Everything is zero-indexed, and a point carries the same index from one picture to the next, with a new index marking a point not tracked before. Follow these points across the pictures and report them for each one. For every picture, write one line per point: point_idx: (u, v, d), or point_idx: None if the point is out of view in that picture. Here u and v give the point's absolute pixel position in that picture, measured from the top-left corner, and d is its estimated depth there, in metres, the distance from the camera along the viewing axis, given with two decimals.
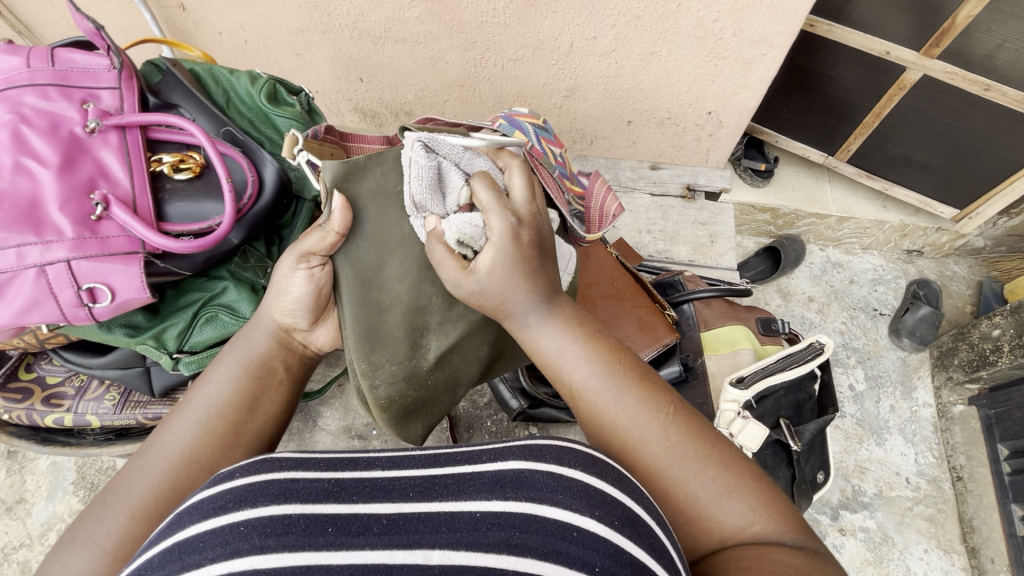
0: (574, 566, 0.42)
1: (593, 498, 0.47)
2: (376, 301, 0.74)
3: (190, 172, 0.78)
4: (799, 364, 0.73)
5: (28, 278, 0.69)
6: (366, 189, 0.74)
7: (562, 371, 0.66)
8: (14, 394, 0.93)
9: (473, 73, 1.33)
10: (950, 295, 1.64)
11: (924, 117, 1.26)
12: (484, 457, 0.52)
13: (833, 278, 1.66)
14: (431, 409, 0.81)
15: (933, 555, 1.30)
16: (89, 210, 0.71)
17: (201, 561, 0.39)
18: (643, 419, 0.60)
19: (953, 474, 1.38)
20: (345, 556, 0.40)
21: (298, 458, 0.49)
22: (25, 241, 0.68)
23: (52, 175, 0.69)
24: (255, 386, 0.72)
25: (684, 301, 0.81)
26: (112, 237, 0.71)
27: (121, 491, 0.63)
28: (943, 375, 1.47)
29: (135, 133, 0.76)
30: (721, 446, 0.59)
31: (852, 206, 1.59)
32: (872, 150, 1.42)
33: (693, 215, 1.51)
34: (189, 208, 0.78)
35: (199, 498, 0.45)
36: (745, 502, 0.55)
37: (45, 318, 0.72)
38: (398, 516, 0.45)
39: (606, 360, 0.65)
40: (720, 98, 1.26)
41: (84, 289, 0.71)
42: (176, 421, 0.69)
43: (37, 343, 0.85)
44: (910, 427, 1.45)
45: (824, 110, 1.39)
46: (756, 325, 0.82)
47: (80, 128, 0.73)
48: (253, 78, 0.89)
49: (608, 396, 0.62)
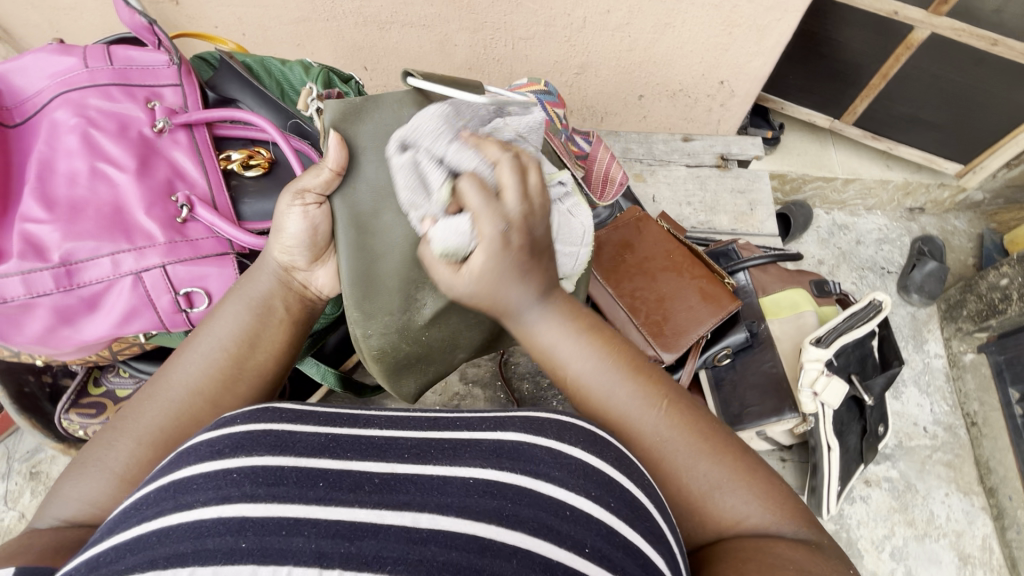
0: (567, 545, 0.42)
1: (592, 478, 0.47)
2: (374, 248, 0.65)
3: (260, 168, 0.72)
4: (862, 322, 0.76)
5: (124, 287, 0.66)
6: (367, 131, 0.65)
7: (559, 363, 0.60)
8: (88, 410, 0.88)
9: (482, 55, 1.31)
10: (952, 249, 1.69)
11: (930, 75, 1.27)
12: (483, 425, 0.51)
13: (841, 241, 1.69)
14: (425, 366, 0.75)
15: (954, 498, 1.35)
16: (173, 213, 0.67)
17: (194, 502, 0.40)
18: (644, 415, 0.57)
19: (968, 421, 1.44)
20: (332, 511, 0.41)
21: (299, 411, 0.50)
22: (118, 249, 0.64)
23: (131, 179, 0.66)
24: (257, 324, 0.64)
25: (738, 270, 0.83)
26: (200, 239, 0.68)
27: (130, 419, 0.60)
28: (952, 326, 1.54)
29: (203, 129, 0.71)
30: (728, 446, 0.57)
31: (857, 167, 1.63)
32: (877, 111, 1.44)
33: (730, 182, 1.37)
34: (264, 204, 0.72)
35: (198, 441, 0.46)
36: (744, 496, 0.54)
37: (144, 326, 0.69)
38: (391, 476, 0.45)
39: (607, 350, 0.59)
40: (732, 67, 1.25)
41: (182, 294, 0.68)
42: (179, 361, 0.62)
43: (107, 358, 0.77)
44: (924, 378, 1.51)
45: (831, 73, 1.40)
46: (812, 287, 0.86)
47: (148, 128, 0.69)
48: (306, 67, 0.83)
49: (607, 387, 0.58)
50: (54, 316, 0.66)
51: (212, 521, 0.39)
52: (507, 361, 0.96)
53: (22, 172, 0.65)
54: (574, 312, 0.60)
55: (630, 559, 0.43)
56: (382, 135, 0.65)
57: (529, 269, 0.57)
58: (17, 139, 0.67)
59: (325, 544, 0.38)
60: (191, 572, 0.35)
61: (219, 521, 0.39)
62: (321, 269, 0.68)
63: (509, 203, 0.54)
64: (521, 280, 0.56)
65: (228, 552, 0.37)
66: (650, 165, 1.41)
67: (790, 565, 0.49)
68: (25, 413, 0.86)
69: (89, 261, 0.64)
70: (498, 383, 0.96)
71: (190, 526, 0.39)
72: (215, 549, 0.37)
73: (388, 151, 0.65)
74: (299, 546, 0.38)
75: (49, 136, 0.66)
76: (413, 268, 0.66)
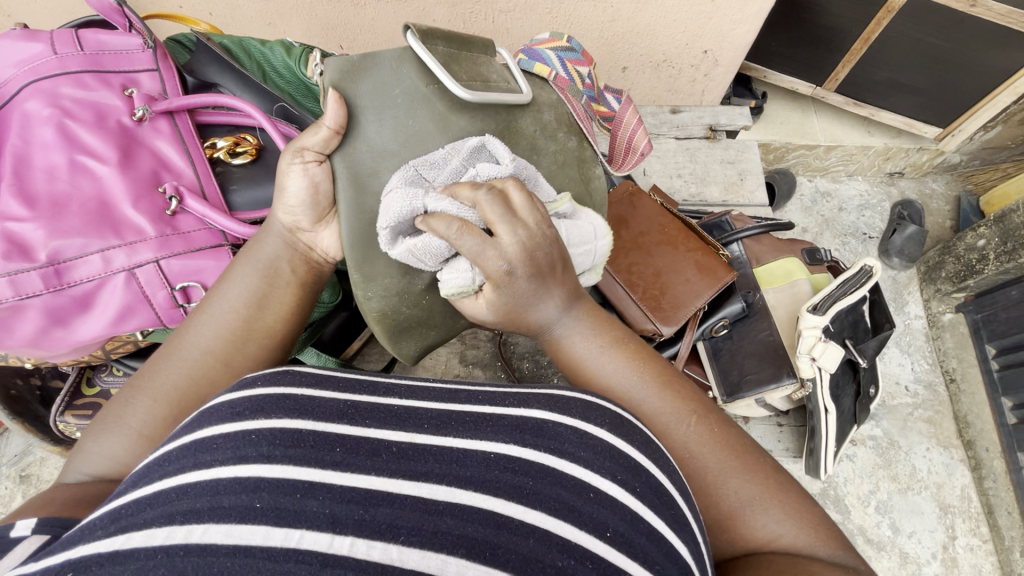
0: (589, 528, 0.41)
1: (617, 461, 0.47)
2: (372, 208, 0.63)
3: (248, 155, 0.71)
4: (855, 288, 0.78)
5: (117, 284, 0.63)
6: (366, 90, 0.62)
7: (592, 370, 0.64)
8: (84, 412, 0.87)
9: (463, 30, 1.26)
10: (931, 213, 1.73)
11: (911, 39, 1.28)
12: (507, 401, 0.51)
13: (823, 208, 1.71)
14: (426, 329, 0.74)
15: (935, 452, 1.41)
16: (162, 205, 0.65)
17: (212, 462, 0.39)
18: (675, 421, 0.59)
19: (947, 377, 1.49)
20: (350, 479, 0.40)
21: (320, 375, 0.49)
22: (107, 244, 0.62)
23: (115, 171, 0.63)
24: (266, 286, 0.65)
25: (732, 241, 0.83)
26: (193, 231, 0.67)
27: (148, 379, 0.60)
28: (931, 288, 1.57)
29: (185, 118, 0.69)
30: (763, 464, 0.59)
31: (839, 134, 1.64)
32: (859, 76, 1.45)
33: (719, 154, 1.35)
34: (255, 192, 0.72)
35: (218, 401, 0.45)
36: (775, 515, 0.55)
37: (141, 323, 0.67)
38: (410, 445, 0.44)
39: (638, 360, 0.63)
40: (716, 36, 1.23)
41: (179, 289, 0.67)
42: (192, 326, 0.63)
43: (100, 355, 0.75)
44: (905, 339, 1.55)
45: (813, 40, 1.39)
46: (803, 255, 0.87)
47: (127, 117, 0.66)
48: (287, 47, 0.79)
49: (638, 395, 0.61)
50: (45, 318, 0.63)
51: (229, 480, 0.38)
52: (506, 341, 0.96)
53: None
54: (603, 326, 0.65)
55: (654, 545, 0.43)
56: (380, 94, 0.62)
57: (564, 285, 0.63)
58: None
59: (340, 510, 0.37)
60: (206, 529, 0.34)
61: (235, 480, 0.38)
62: (326, 229, 0.67)
63: (504, 240, 0.56)
64: (547, 294, 0.62)
65: (244, 511, 0.36)
66: None
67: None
68: (18, 418, 0.84)
69: (78, 259, 0.61)
70: (498, 363, 0.95)
71: (208, 484, 0.38)
72: (231, 508, 0.36)
73: (390, 111, 0.62)
74: (314, 509, 0.37)
75: (21, 128, 0.63)
76: None
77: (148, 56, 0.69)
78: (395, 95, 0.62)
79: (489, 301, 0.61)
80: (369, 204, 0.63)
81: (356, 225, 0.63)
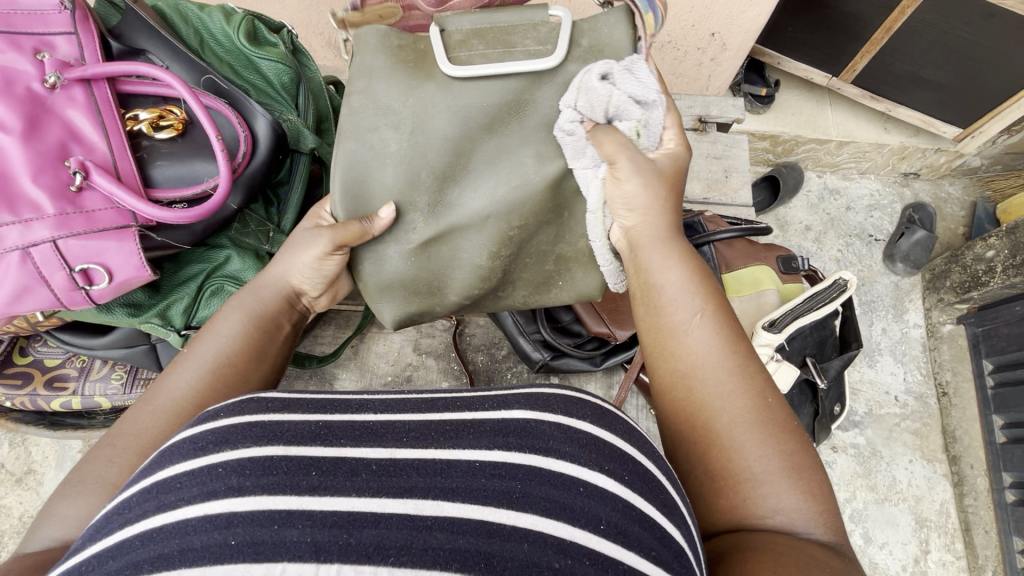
0: (581, 523, 0.39)
1: (603, 452, 0.44)
2: (362, 156, 0.66)
3: (172, 130, 0.66)
4: (823, 303, 0.75)
5: (12, 262, 0.59)
6: (378, 50, 0.64)
7: (663, 302, 0.60)
8: (14, 380, 0.81)
9: None
10: (943, 217, 1.65)
11: (938, 31, 1.18)
12: (487, 404, 0.48)
13: (830, 206, 1.64)
14: (413, 295, 0.72)
15: (917, 464, 1.37)
16: (67, 180, 0.60)
17: (178, 502, 0.37)
18: (728, 374, 0.55)
19: (939, 390, 1.44)
20: (330, 502, 0.37)
21: (288, 399, 0.46)
22: (1, 221, 0.58)
23: (16, 142, 0.58)
24: (258, 335, 0.65)
25: (705, 242, 0.78)
26: (98, 210, 0.62)
27: (128, 434, 0.57)
28: (933, 297, 1.50)
29: (104, 87, 0.63)
30: (804, 452, 0.52)
31: (853, 129, 1.56)
32: (878, 68, 1.36)
33: (706, 148, 1.28)
34: (177, 169, 0.67)
35: (181, 437, 0.43)
36: (792, 492, 0.50)
37: (41, 304, 0.63)
38: (390, 462, 0.42)
39: (711, 304, 0.58)
40: (726, 17, 1.12)
41: (78, 271, 0.62)
42: (175, 369, 0.60)
43: (28, 325, 0.72)
44: (900, 347, 1.49)
45: (832, 27, 1.30)
46: (777, 264, 0.83)
47: (38, 83, 0.61)
48: (227, 13, 0.74)
49: (699, 332, 0.57)
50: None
51: (198, 519, 0.36)
52: (462, 332, 0.94)
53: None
54: (690, 260, 0.62)
55: (647, 533, 0.40)
56: (384, 54, 0.65)
57: (668, 218, 0.64)
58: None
59: (322, 536, 0.35)
60: (179, 574, 0.33)
61: (205, 519, 0.36)
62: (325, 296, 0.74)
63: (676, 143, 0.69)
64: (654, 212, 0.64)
65: (216, 550, 0.34)
66: None
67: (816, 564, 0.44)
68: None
69: None
70: (452, 353, 0.93)
71: (176, 526, 0.36)
72: (204, 548, 0.34)
73: (389, 76, 0.64)
74: (293, 539, 0.35)
75: None
76: (406, 187, 0.67)
77: (64, 16, 0.62)
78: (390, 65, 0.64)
79: (639, 181, 0.64)
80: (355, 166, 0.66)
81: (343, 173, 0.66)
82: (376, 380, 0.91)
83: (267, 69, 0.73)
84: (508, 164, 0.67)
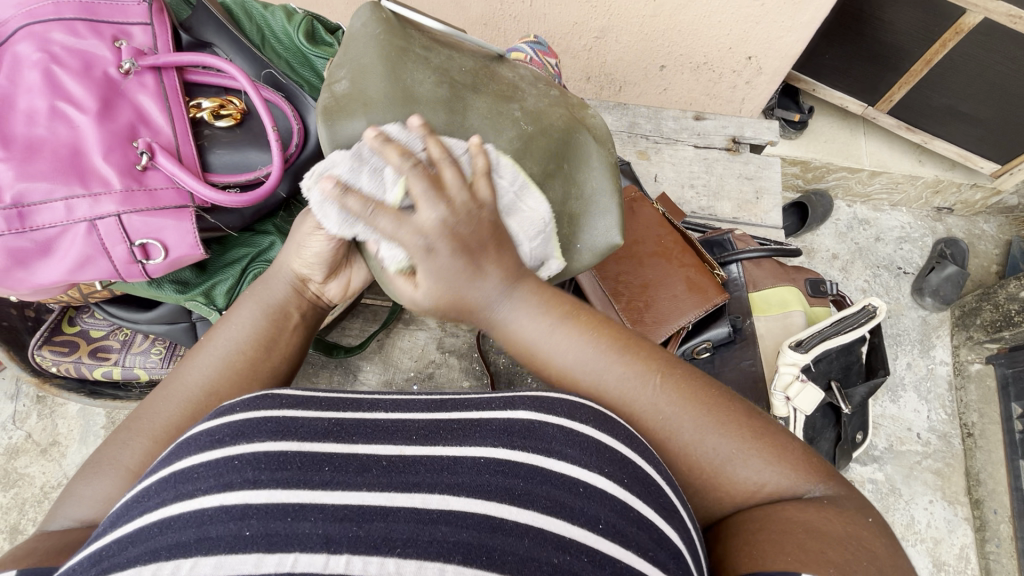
0: (580, 522, 0.40)
1: (602, 455, 0.44)
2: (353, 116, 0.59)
3: (231, 119, 0.69)
4: (852, 328, 0.75)
5: (78, 234, 0.63)
6: (373, 18, 0.64)
7: (540, 355, 0.53)
8: (60, 347, 0.83)
9: (498, 11, 1.18)
10: (976, 254, 1.62)
11: (979, 64, 1.17)
12: (495, 404, 0.47)
13: (858, 236, 1.62)
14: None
15: (937, 505, 1.32)
16: (134, 160, 0.64)
17: (194, 491, 0.38)
18: (633, 386, 0.51)
19: (964, 431, 1.39)
20: (342, 496, 0.39)
21: (301, 394, 0.47)
22: (73, 194, 0.61)
23: (91, 121, 0.62)
24: (272, 327, 0.64)
25: (731, 261, 0.80)
26: (160, 188, 0.65)
27: (146, 415, 0.58)
28: (962, 334, 1.46)
29: (173, 75, 0.67)
30: (767, 434, 0.50)
31: (886, 160, 1.54)
32: (916, 100, 1.35)
33: (738, 168, 1.28)
34: (233, 156, 0.70)
35: (200, 428, 0.43)
36: (756, 462, 0.49)
37: (99, 275, 0.66)
38: (400, 458, 0.42)
39: (589, 331, 0.52)
40: (764, 42, 1.12)
41: (137, 246, 0.65)
42: (194, 358, 0.61)
43: (79, 298, 0.75)
44: (925, 384, 1.45)
45: (871, 56, 1.30)
46: (806, 286, 0.84)
47: (114, 68, 0.64)
48: (288, 13, 0.78)
49: (599, 371, 0.51)
50: (8, 257, 0.62)
51: (215, 509, 0.37)
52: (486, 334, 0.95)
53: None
54: (543, 287, 0.54)
55: (644, 534, 0.41)
56: (375, 28, 0.63)
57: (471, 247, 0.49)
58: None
59: (334, 529, 0.36)
60: (195, 561, 0.34)
61: (222, 510, 0.37)
62: (335, 283, 0.69)
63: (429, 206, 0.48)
64: (478, 273, 0.50)
65: (233, 540, 0.35)
66: (655, 142, 1.29)
67: (803, 530, 0.44)
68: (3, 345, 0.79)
69: (43, 204, 0.61)
70: (474, 354, 0.94)
71: (193, 515, 0.37)
72: (220, 538, 0.35)
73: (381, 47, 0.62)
74: (306, 531, 0.36)
75: (11, 69, 0.62)
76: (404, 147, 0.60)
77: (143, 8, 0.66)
78: (378, 33, 0.63)
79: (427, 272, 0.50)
80: (345, 123, 0.58)
81: (330, 135, 0.59)
82: (400, 375, 0.93)
83: (321, 66, 0.77)
84: (506, 119, 0.64)
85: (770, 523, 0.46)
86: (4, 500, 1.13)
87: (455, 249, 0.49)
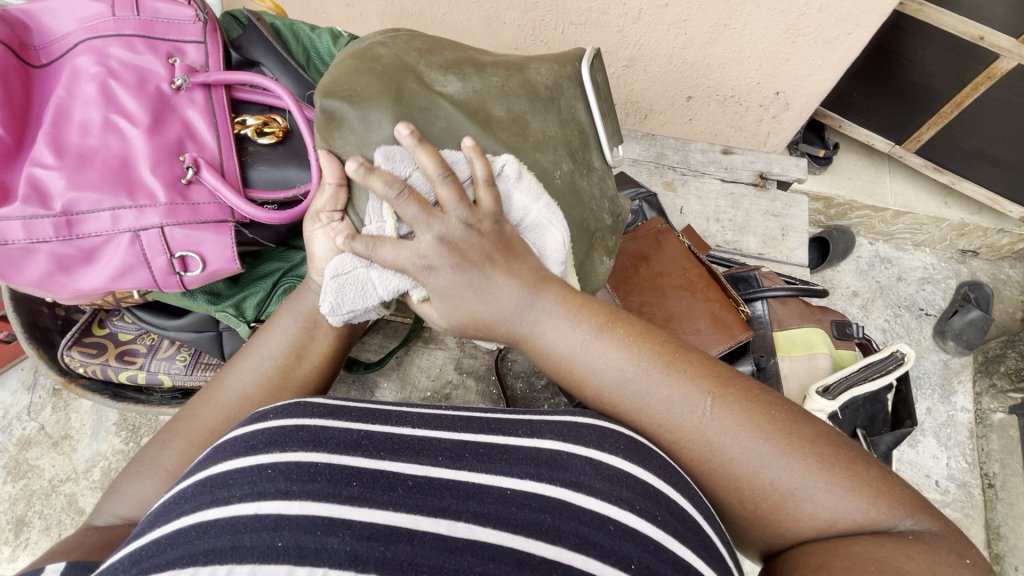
0: (612, 562, 0.39)
1: (635, 489, 0.43)
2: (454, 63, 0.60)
3: (273, 137, 0.71)
4: (879, 374, 0.74)
5: (122, 244, 0.64)
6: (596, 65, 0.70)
7: (587, 373, 0.50)
8: (89, 348, 0.84)
9: (530, 38, 1.19)
10: (1001, 299, 1.60)
11: (1012, 110, 1.17)
12: (520, 428, 0.47)
13: (880, 274, 1.60)
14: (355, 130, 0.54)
15: None
16: (179, 173, 0.65)
17: (229, 497, 0.38)
18: (688, 410, 0.48)
19: (985, 481, 1.34)
20: (367, 513, 0.38)
21: (335, 404, 0.46)
22: (120, 205, 0.63)
23: (142, 134, 0.64)
24: (304, 336, 0.63)
25: (756, 299, 0.81)
26: (203, 203, 0.66)
27: (184, 420, 0.60)
28: (984, 382, 1.45)
29: (221, 92, 0.70)
30: (852, 462, 0.46)
31: (912, 200, 1.53)
32: (945, 142, 1.34)
33: (764, 204, 1.27)
34: (272, 172, 0.71)
35: (232, 435, 0.44)
36: (832, 493, 0.44)
37: (138, 284, 0.67)
38: (424, 479, 0.42)
39: (630, 342, 0.50)
40: (793, 79, 1.12)
41: (177, 257, 0.66)
42: (232, 371, 0.62)
43: (113, 302, 0.77)
44: (945, 431, 1.40)
45: (899, 96, 1.29)
46: (832, 328, 0.83)
47: (166, 84, 0.67)
48: (335, 37, 0.81)
49: (649, 394, 0.49)
50: (53, 263, 0.63)
51: (249, 517, 0.37)
52: (505, 356, 0.95)
53: (38, 114, 0.63)
54: (578, 298, 0.52)
55: (674, 573, 0.39)
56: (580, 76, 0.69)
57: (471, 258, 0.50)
58: (39, 81, 0.65)
59: (360, 547, 0.36)
60: (228, 569, 0.33)
61: (256, 518, 0.37)
62: None
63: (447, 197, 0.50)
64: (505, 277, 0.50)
65: (265, 550, 0.35)
66: (682, 174, 1.29)
67: (872, 566, 0.41)
68: (33, 342, 0.80)
69: (90, 213, 0.62)
70: (492, 377, 0.94)
71: (228, 521, 0.37)
72: (253, 547, 0.35)
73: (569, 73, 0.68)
74: (334, 547, 0.35)
75: (68, 80, 0.64)
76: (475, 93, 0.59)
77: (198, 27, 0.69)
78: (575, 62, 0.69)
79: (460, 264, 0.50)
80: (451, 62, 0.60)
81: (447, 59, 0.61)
82: (417, 394, 0.93)
83: None
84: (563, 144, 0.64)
85: (831, 560, 0.42)
86: (13, 491, 1.13)
87: (459, 257, 0.50)
